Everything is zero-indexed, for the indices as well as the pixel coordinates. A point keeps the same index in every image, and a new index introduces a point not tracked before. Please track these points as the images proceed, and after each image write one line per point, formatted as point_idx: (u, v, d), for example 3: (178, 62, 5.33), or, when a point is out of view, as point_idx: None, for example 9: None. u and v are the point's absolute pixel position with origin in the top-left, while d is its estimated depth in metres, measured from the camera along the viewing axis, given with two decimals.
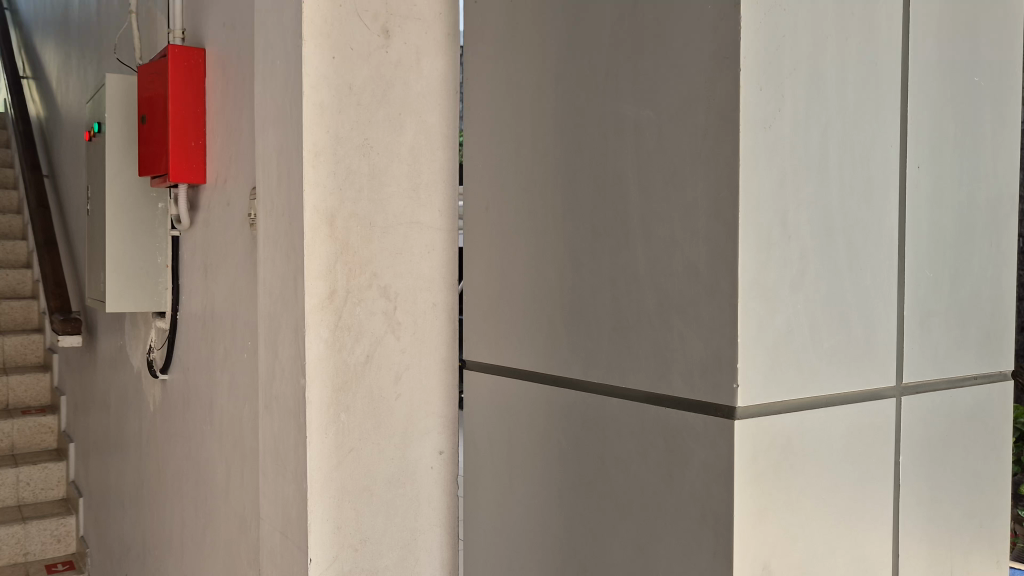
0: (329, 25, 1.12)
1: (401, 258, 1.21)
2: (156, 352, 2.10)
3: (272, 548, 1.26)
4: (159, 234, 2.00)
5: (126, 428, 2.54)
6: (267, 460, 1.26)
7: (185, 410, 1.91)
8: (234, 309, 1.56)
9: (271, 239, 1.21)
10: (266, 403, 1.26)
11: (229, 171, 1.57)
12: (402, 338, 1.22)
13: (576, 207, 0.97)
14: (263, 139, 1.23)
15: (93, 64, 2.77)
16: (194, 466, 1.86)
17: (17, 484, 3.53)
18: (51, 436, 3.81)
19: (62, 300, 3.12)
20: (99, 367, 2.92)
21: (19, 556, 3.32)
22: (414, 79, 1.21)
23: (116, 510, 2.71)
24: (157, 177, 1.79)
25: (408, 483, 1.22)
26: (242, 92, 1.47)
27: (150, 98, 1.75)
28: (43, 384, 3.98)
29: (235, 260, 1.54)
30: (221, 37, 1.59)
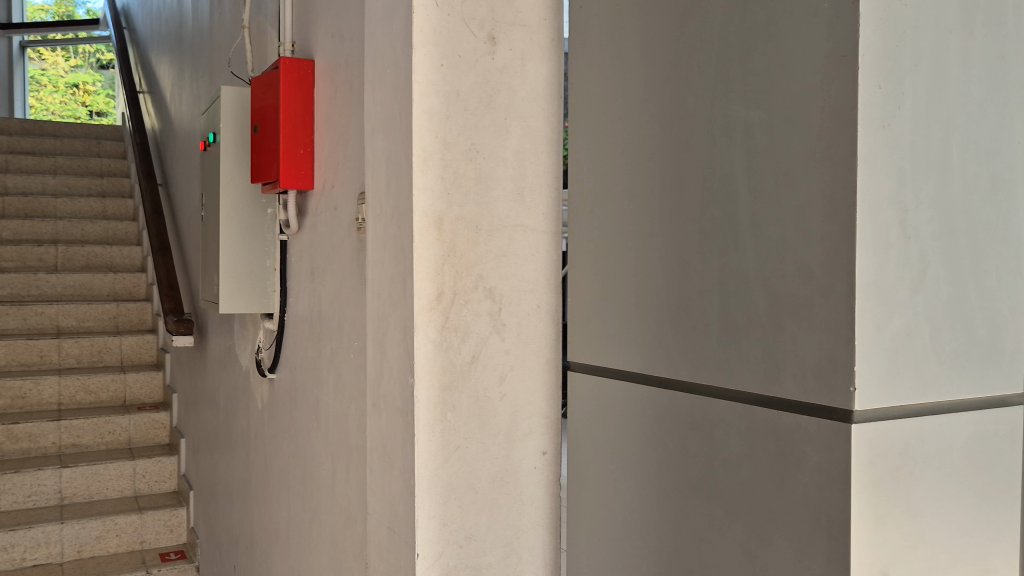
0: (438, 33, 1.15)
1: (506, 260, 1.23)
2: (264, 352, 2.19)
3: (379, 542, 1.30)
4: (268, 238, 2.09)
5: (235, 425, 2.66)
6: (375, 457, 1.30)
7: (292, 408, 1.99)
8: (341, 311, 1.61)
9: (381, 242, 1.26)
10: (374, 402, 1.30)
11: (337, 177, 1.62)
12: (507, 339, 1.24)
13: (684, 207, 0.96)
14: (373, 145, 1.28)
15: (206, 78, 2.91)
16: (301, 463, 1.92)
17: (134, 475, 3.71)
18: (163, 431, 4.00)
19: (175, 302, 3.29)
20: (209, 366, 3.06)
21: (136, 545, 3.51)
22: (519, 84, 1.23)
23: (225, 503, 2.82)
24: (268, 183, 1.87)
25: (511, 483, 1.24)
26: (350, 100, 1.52)
27: (262, 108, 1.83)
28: (157, 382, 4.21)
29: (343, 262, 1.59)
30: (330, 48, 1.65)
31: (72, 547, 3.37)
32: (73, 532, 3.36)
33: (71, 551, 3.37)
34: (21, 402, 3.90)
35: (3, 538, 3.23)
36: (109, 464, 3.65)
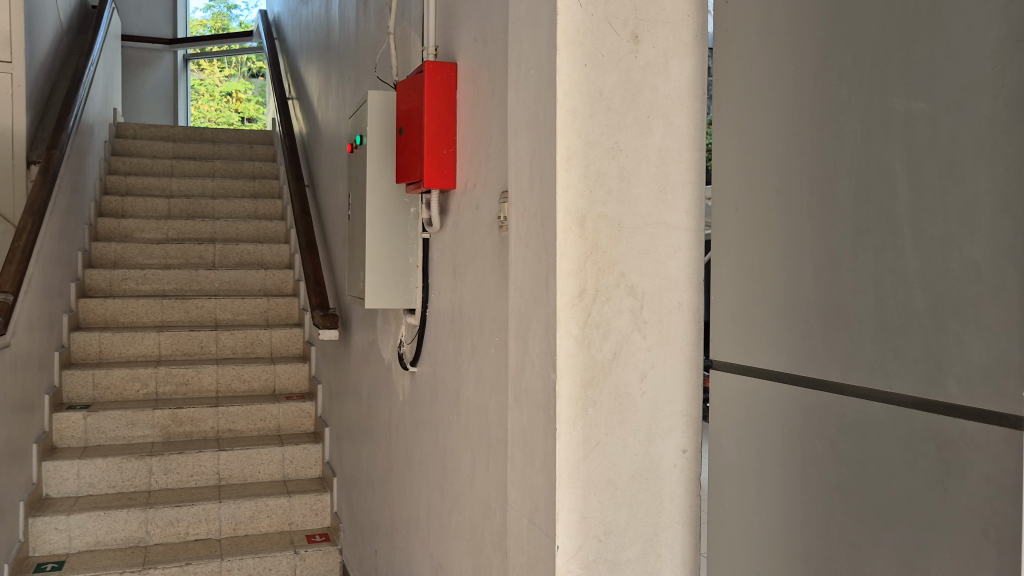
0: (582, 34, 1.17)
1: (648, 258, 1.23)
2: (406, 345, 2.27)
3: (519, 533, 1.33)
4: (411, 236, 2.16)
5: (377, 415, 2.77)
6: (516, 450, 1.33)
7: (433, 400, 2.05)
8: (482, 307, 1.65)
9: (523, 240, 1.29)
10: (516, 396, 1.33)
11: (479, 176, 1.67)
12: (648, 337, 1.24)
13: (836, 202, 0.94)
14: (517, 145, 1.31)
15: (352, 83, 3.04)
16: (441, 453, 1.99)
17: (283, 461, 3.93)
18: (309, 420, 4.20)
19: (321, 297, 3.46)
20: (352, 358, 3.21)
21: (285, 526, 3.72)
22: (662, 82, 1.23)
23: (368, 489, 2.95)
24: (412, 184, 1.94)
25: (651, 480, 1.24)
26: (493, 101, 1.56)
27: (407, 111, 1.90)
28: (303, 372, 4.41)
29: (485, 259, 1.63)
30: (473, 50, 1.70)
31: (229, 525, 3.62)
32: (230, 511, 3.61)
33: (228, 528, 3.62)
34: (184, 389, 4.21)
35: (170, 513, 3.53)
36: (261, 449, 3.89)
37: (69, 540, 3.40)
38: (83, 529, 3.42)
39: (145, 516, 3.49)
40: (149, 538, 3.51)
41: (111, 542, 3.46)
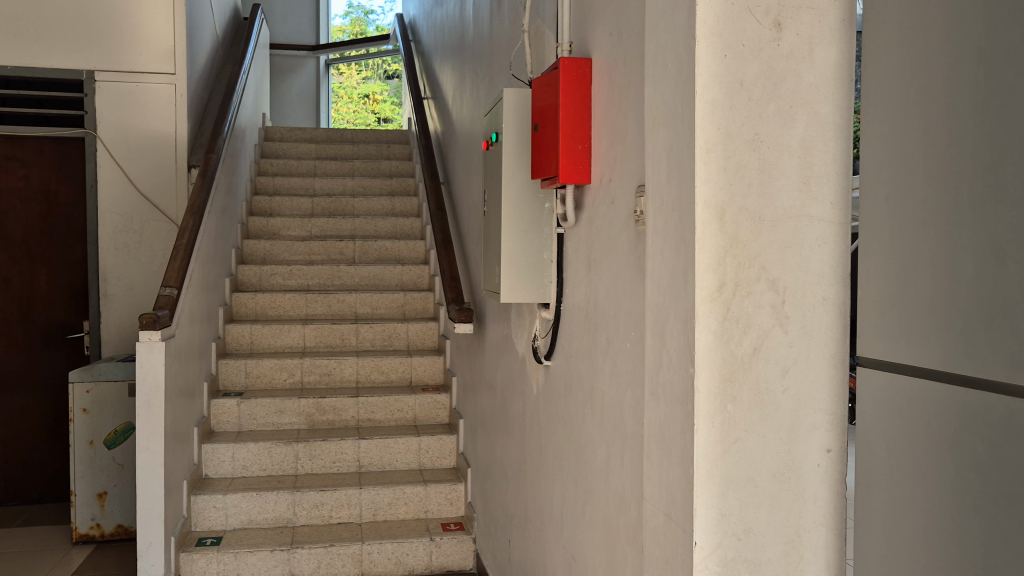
0: (722, 24, 1.15)
1: (790, 251, 1.20)
2: (541, 339, 2.31)
3: (655, 528, 1.32)
4: (546, 232, 2.19)
5: (511, 408, 2.81)
6: (652, 445, 1.33)
7: (568, 394, 2.07)
8: (618, 302, 1.65)
9: (661, 234, 1.28)
10: (653, 390, 1.33)
11: (614, 170, 1.67)
12: (790, 332, 1.20)
13: (1002, 192, 0.89)
14: (654, 139, 1.30)
15: (487, 82, 3.10)
16: (575, 447, 2.00)
17: (419, 450, 4.05)
18: (444, 411, 4.30)
19: (456, 291, 3.55)
20: (487, 352, 3.27)
21: (421, 513, 3.84)
22: (807, 70, 1.19)
23: (501, 481, 3.00)
24: (547, 179, 1.97)
25: (793, 479, 1.21)
26: (628, 96, 1.56)
27: (542, 108, 1.93)
28: (438, 365, 4.53)
29: (621, 254, 1.63)
30: (609, 45, 1.70)
31: (369, 511, 3.78)
32: (370, 497, 3.77)
33: (368, 514, 3.77)
34: (327, 378, 4.42)
35: (315, 496, 3.72)
36: (398, 438, 4.03)
37: (225, 518, 3.67)
38: (237, 508, 3.67)
39: (293, 498, 3.70)
40: (296, 520, 3.72)
41: (262, 521, 3.69)
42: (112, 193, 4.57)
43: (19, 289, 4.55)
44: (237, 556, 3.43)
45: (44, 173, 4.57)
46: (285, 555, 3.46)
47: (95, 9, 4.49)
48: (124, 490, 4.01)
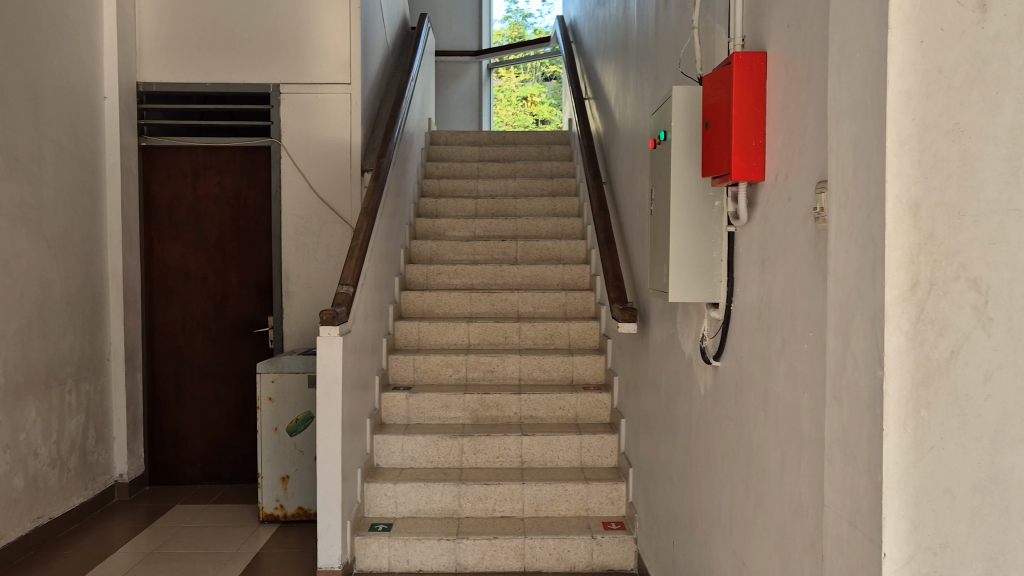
0: (919, 9, 1.09)
1: (995, 248, 1.12)
2: (709, 340, 2.28)
3: (838, 537, 1.27)
4: (716, 230, 2.15)
5: (676, 408, 2.78)
6: (834, 450, 1.28)
7: (738, 395, 2.03)
8: (794, 301, 1.60)
9: (846, 231, 1.23)
10: (836, 393, 1.28)
11: (791, 167, 1.62)
12: (994, 335, 1.12)
13: None
14: (839, 133, 1.26)
15: (653, 80, 3.08)
16: (746, 450, 1.96)
17: (580, 448, 4.07)
18: (605, 411, 4.29)
19: (620, 291, 3.54)
20: (651, 353, 3.25)
21: (582, 511, 3.85)
22: (1015, 52, 1.11)
23: (665, 482, 2.97)
24: (718, 177, 1.94)
25: (997, 493, 1.12)
26: (808, 88, 1.51)
27: (714, 104, 1.89)
28: (600, 364, 4.52)
29: (799, 252, 1.58)
30: (786, 37, 1.65)
31: (531, 506, 3.84)
32: (532, 493, 3.83)
33: (530, 509, 3.84)
34: (490, 375, 4.53)
35: (479, 489, 3.83)
36: (560, 435, 4.06)
37: (395, 506, 3.85)
38: (406, 497, 3.85)
39: (458, 490, 3.83)
40: (461, 511, 3.84)
41: (429, 511, 3.85)
42: (295, 197, 4.90)
43: (214, 286, 4.96)
44: (406, 543, 3.59)
45: (235, 180, 4.95)
46: (451, 544, 3.59)
47: (284, 27, 4.85)
48: (305, 475, 4.29)
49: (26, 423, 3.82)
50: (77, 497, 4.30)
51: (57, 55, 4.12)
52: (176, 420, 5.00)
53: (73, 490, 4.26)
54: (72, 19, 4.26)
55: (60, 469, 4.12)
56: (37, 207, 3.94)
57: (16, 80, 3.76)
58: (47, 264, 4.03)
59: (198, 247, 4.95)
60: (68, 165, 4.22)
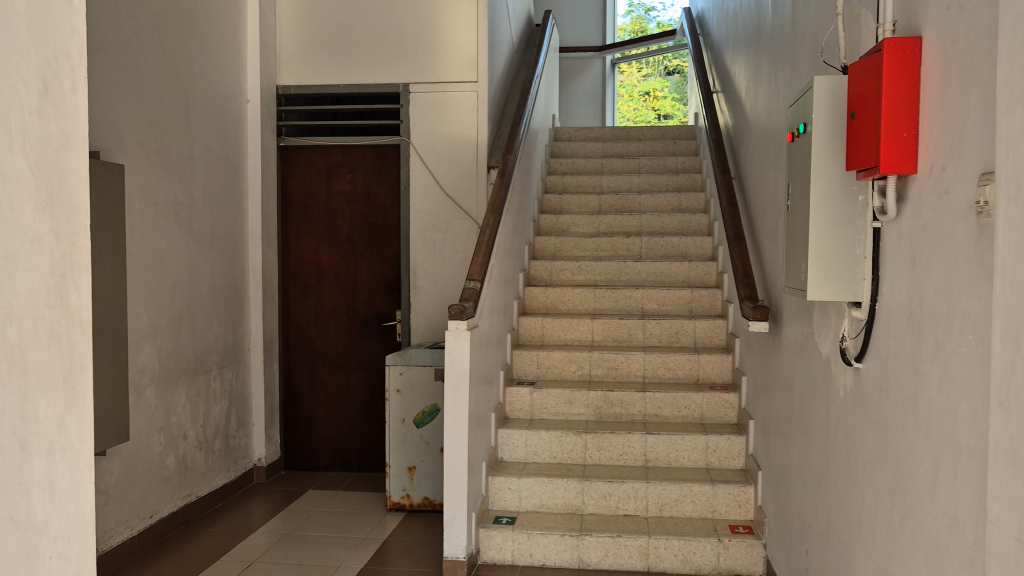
0: None
1: None
2: (850, 341, 2.19)
3: (1004, 553, 1.19)
4: (860, 226, 2.05)
5: (812, 410, 2.68)
6: (1001, 460, 1.20)
7: (883, 399, 1.93)
8: (951, 301, 1.51)
9: (1017, 227, 1.15)
10: (1002, 399, 1.20)
11: (949, 158, 1.53)
12: None
13: None
14: (1010, 121, 1.17)
15: (789, 72, 2.97)
16: (893, 458, 1.86)
17: (706, 449, 3.98)
18: (732, 411, 4.18)
19: (751, 289, 3.44)
20: (783, 353, 3.14)
21: (708, 513, 3.76)
22: None
23: (798, 488, 2.87)
24: (863, 170, 1.84)
25: None
26: (971, 73, 1.42)
27: (860, 94, 1.81)
28: (727, 363, 4.41)
29: (956, 248, 1.49)
30: (945, 20, 1.56)
31: (655, 505, 3.79)
32: (657, 492, 3.78)
33: (654, 508, 3.79)
34: (614, 372, 4.50)
35: (602, 486, 3.82)
36: (686, 435, 3.99)
37: (519, 499, 3.90)
38: (530, 492, 3.89)
39: (581, 487, 3.83)
40: (584, 508, 3.84)
41: (553, 506, 3.87)
42: (423, 194, 5.02)
43: (345, 280, 5.15)
44: (530, 537, 3.63)
45: (367, 178, 5.11)
46: (575, 540, 3.59)
47: (414, 27, 4.97)
48: (430, 466, 4.39)
49: (178, 407, 4.09)
50: (221, 478, 4.56)
51: (207, 61, 4.38)
52: (310, 409, 5.22)
53: (218, 471, 4.52)
54: (220, 27, 4.51)
55: (207, 451, 4.39)
56: (188, 205, 4.20)
57: (170, 86, 4.02)
58: (197, 258, 4.29)
59: (331, 243, 5.15)
60: (215, 164, 4.48)
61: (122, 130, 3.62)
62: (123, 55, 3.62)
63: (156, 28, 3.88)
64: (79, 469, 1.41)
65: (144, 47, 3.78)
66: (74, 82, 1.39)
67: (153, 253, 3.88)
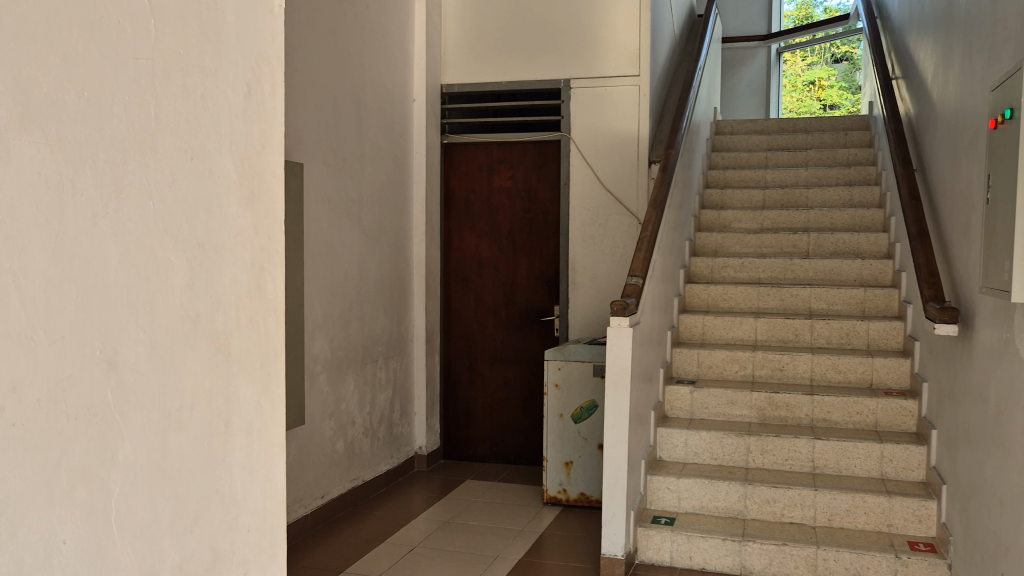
0: None
1: None
2: None
3: None
4: None
5: (1011, 422, 2.45)
6: None
7: None
8: None
9: None
10: None
11: None
12: None
13: None
14: None
15: (988, 54, 2.74)
16: None
17: (882, 458, 3.74)
18: (911, 420, 3.89)
19: (936, 289, 3.20)
20: (975, 360, 2.90)
21: (883, 526, 3.53)
22: None
23: (992, 506, 2.63)
24: None
25: None
26: None
27: None
28: (905, 368, 4.12)
29: None
30: None
31: (824, 515, 3.61)
32: (826, 501, 3.60)
33: (823, 518, 3.61)
34: (780, 373, 4.32)
35: (766, 492, 3.67)
36: (858, 442, 3.77)
37: (678, 500, 3.83)
38: (690, 493, 3.80)
39: (744, 491, 3.70)
40: (746, 513, 3.71)
41: (713, 509, 3.76)
42: (582, 190, 5.01)
43: (504, 275, 5.23)
44: (690, 539, 3.55)
45: (528, 174, 5.16)
46: (737, 546, 3.48)
47: (577, 22, 4.97)
48: (588, 461, 4.39)
49: (347, 395, 4.28)
50: (385, 464, 4.75)
51: (377, 63, 4.56)
52: (469, 400, 5.34)
53: (382, 457, 4.71)
54: (390, 30, 4.69)
55: (372, 437, 4.58)
56: (358, 201, 4.39)
57: (344, 88, 4.21)
58: (366, 253, 4.48)
59: (491, 238, 5.24)
60: (383, 162, 4.65)
61: (301, 130, 3.82)
62: (303, 60, 3.82)
63: (332, 33, 4.08)
64: (272, 450, 1.48)
65: (321, 51, 3.98)
66: (273, 86, 1.46)
67: (327, 247, 4.08)
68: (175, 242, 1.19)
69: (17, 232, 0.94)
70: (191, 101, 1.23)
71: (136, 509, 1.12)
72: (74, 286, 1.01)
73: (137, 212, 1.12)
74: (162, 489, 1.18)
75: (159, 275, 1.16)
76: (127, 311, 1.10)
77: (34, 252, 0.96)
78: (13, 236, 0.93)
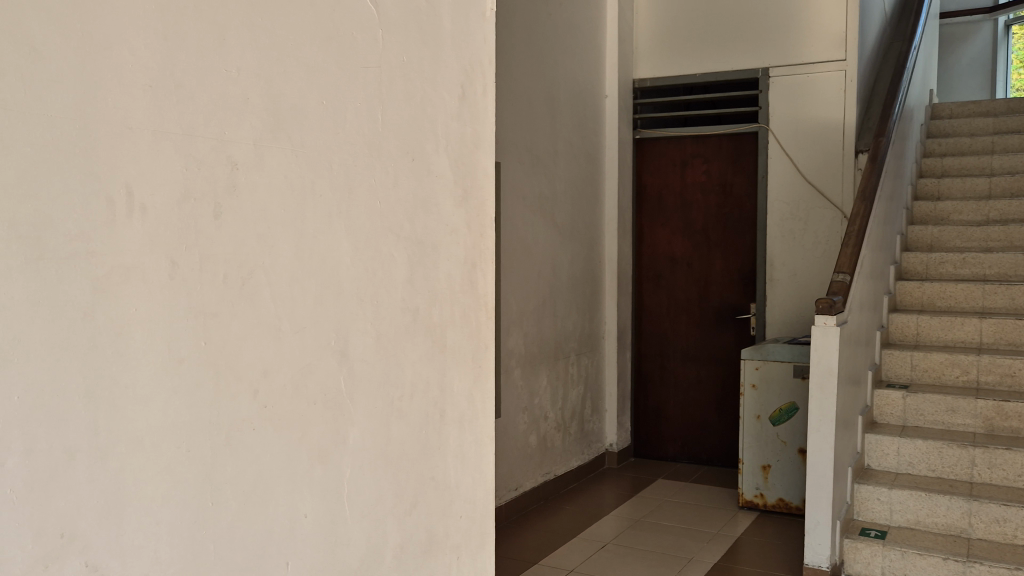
0: None
1: None
2: None
3: None
4: None
5: None
6: None
7: None
8: None
9: None
10: None
11: None
12: None
13: None
14: None
15: None
16: None
17: None
18: None
19: None
20: None
21: None
22: None
23: None
24: None
25: None
26: None
27: None
28: None
29: None
30: None
31: None
32: None
33: None
34: (1010, 380, 3.92)
35: (996, 510, 3.33)
36: None
37: (890, 513, 3.57)
38: (904, 506, 3.54)
39: (968, 508, 3.39)
40: (971, 531, 3.40)
41: (931, 525, 3.48)
42: (782, 182, 4.79)
43: (698, 272, 5.10)
44: (904, 555, 3.30)
45: (723, 167, 5.01)
46: (960, 567, 3.19)
47: (777, 7, 4.76)
48: (788, 466, 4.19)
49: (540, 390, 4.35)
50: (576, 459, 4.79)
51: (570, 62, 4.60)
52: (660, 399, 5.26)
53: (573, 453, 4.75)
54: (583, 28, 4.70)
55: (564, 433, 4.63)
56: (552, 199, 4.44)
57: (538, 88, 4.28)
58: (559, 250, 4.53)
59: (685, 234, 5.13)
60: (575, 159, 4.68)
61: (498, 131, 3.93)
62: (501, 62, 3.92)
63: (527, 35, 4.15)
64: (482, 440, 1.53)
65: (517, 52, 4.07)
66: (485, 86, 1.49)
67: (522, 244, 4.17)
68: (398, 239, 1.26)
69: (268, 231, 1.02)
70: (412, 105, 1.29)
71: (364, 490, 1.20)
72: (313, 280, 1.09)
73: (366, 211, 1.19)
74: (386, 471, 1.25)
75: (384, 271, 1.23)
76: (356, 304, 1.17)
77: (281, 249, 1.04)
78: (265, 236, 1.01)
